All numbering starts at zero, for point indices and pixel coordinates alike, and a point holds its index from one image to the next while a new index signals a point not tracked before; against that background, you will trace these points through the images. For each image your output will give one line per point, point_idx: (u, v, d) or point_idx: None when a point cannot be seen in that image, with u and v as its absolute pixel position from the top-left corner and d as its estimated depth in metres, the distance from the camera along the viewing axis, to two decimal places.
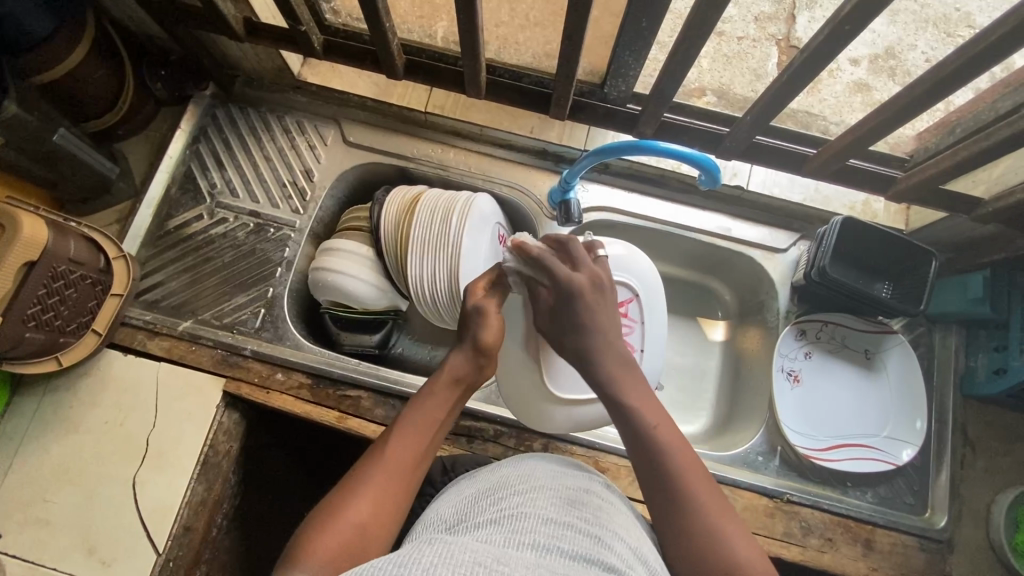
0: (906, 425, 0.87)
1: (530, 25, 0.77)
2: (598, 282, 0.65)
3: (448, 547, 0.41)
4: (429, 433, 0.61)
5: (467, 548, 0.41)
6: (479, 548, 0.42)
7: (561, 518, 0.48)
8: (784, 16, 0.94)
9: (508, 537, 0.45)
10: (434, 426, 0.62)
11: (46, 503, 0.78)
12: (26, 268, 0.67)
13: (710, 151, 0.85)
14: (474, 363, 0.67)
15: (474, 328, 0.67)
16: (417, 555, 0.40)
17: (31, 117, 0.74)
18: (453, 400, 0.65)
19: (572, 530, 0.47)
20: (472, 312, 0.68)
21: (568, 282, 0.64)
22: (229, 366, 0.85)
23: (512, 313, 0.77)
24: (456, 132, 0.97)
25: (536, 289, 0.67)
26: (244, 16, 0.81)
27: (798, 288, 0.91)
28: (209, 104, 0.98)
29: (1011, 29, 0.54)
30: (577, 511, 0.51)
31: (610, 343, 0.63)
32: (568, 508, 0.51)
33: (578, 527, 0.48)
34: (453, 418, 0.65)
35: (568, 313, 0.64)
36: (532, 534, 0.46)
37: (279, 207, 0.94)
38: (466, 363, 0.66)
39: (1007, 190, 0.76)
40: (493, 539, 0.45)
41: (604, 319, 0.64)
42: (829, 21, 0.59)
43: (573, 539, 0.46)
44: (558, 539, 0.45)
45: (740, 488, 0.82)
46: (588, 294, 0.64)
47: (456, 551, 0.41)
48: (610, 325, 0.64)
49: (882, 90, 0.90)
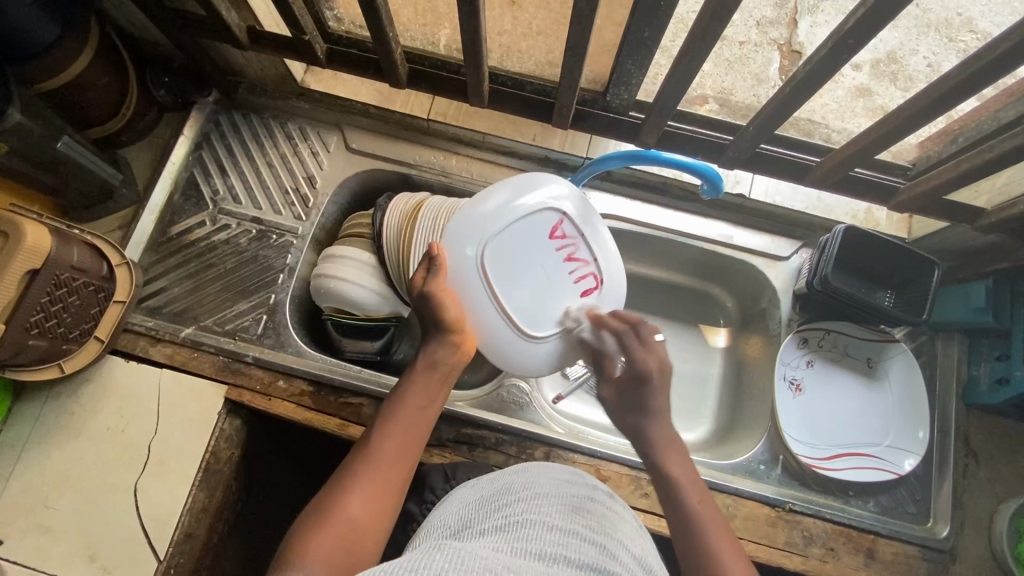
0: (908, 434, 0.86)
1: (533, 34, 0.76)
2: (665, 370, 0.70)
3: (458, 553, 0.41)
4: (416, 423, 0.62)
5: (476, 554, 0.42)
6: (488, 555, 0.42)
7: (566, 526, 0.48)
8: (785, 21, 0.95)
9: (515, 544, 0.45)
10: (417, 415, 0.63)
11: (47, 510, 0.78)
12: (29, 276, 0.67)
13: (712, 160, 0.85)
14: (452, 351, 0.69)
15: (432, 316, 0.69)
16: (428, 560, 0.40)
17: (35, 125, 0.74)
18: (436, 390, 0.66)
19: (578, 538, 0.47)
20: (422, 302, 0.70)
21: (642, 365, 0.69)
22: (231, 373, 0.85)
23: (466, 276, 0.73)
24: (458, 139, 0.97)
25: (607, 365, 0.73)
26: (248, 25, 0.81)
27: (800, 296, 0.91)
28: (212, 110, 0.98)
29: (1015, 43, 0.54)
30: (582, 518, 0.51)
31: (666, 426, 0.69)
32: (572, 515, 0.51)
33: (583, 535, 0.48)
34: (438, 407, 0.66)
35: (636, 392, 0.69)
36: (539, 540, 0.46)
37: (281, 213, 0.94)
38: (445, 352, 0.68)
39: (1010, 201, 0.76)
40: (501, 545, 0.45)
41: (665, 404, 0.70)
42: (833, 34, 0.59)
43: (579, 547, 0.46)
44: (564, 547, 0.45)
45: (742, 497, 0.82)
46: (658, 379, 0.69)
47: (466, 557, 0.41)
48: (667, 408, 0.69)
49: (884, 95, 0.90)
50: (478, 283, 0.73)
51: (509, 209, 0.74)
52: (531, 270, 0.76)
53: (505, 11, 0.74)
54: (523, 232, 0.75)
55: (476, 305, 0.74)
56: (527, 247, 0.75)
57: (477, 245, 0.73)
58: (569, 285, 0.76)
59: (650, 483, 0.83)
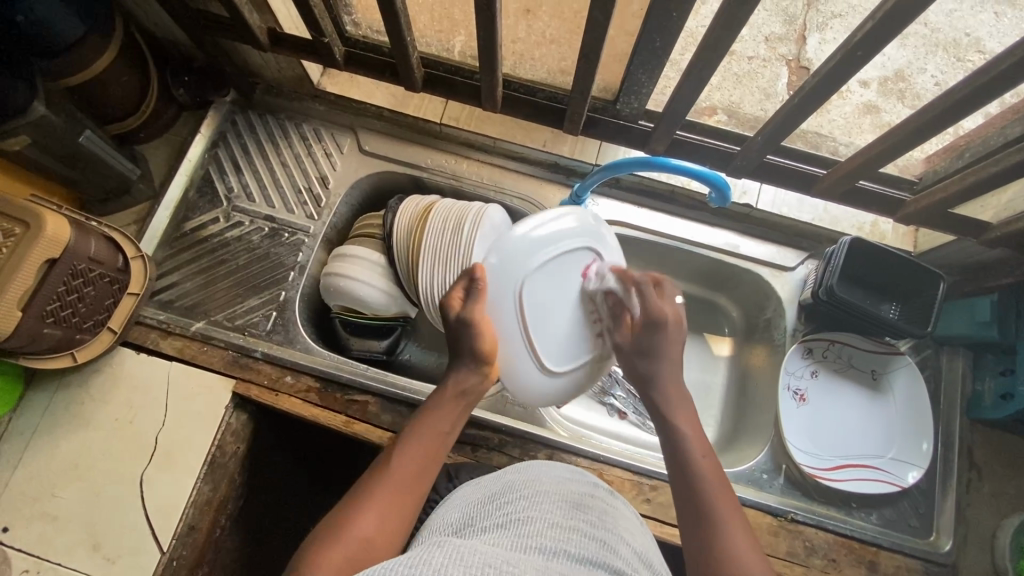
0: (911, 447, 0.86)
1: (546, 43, 0.78)
2: (680, 321, 0.72)
3: (458, 549, 0.42)
4: (435, 445, 0.63)
5: (476, 550, 0.42)
6: (488, 551, 0.43)
7: (566, 522, 0.49)
8: (794, 37, 0.98)
9: (515, 539, 0.46)
10: (438, 438, 0.64)
11: (53, 498, 0.78)
12: (48, 266, 0.68)
13: (719, 170, 0.86)
14: (479, 378, 0.70)
15: (469, 342, 0.69)
16: (429, 556, 0.41)
17: (59, 119, 0.76)
18: (457, 412, 0.67)
19: (579, 535, 0.47)
20: (461, 327, 0.69)
21: (654, 315, 0.70)
22: (239, 368, 0.86)
23: (500, 306, 0.73)
24: (469, 144, 0.99)
25: (621, 311, 0.77)
26: (268, 27, 0.83)
27: (805, 307, 0.91)
28: (229, 110, 1.00)
29: (1018, 59, 0.55)
30: (583, 515, 0.51)
31: (671, 373, 0.71)
32: (573, 512, 0.51)
33: (584, 531, 0.48)
34: (456, 430, 0.67)
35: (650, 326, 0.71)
36: (539, 536, 0.46)
37: (294, 212, 0.96)
38: (473, 376, 0.69)
39: (1015, 215, 0.76)
40: (502, 541, 0.46)
41: (674, 352, 0.71)
42: (840, 47, 0.60)
43: (580, 543, 0.46)
44: (564, 542, 0.46)
45: (745, 505, 0.82)
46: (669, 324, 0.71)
47: (465, 553, 0.41)
48: (677, 358, 0.72)
49: (892, 112, 0.92)
50: (511, 314, 0.73)
51: (547, 245, 0.75)
52: (562, 306, 0.77)
53: (520, 20, 0.76)
54: (559, 267, 0.76)
55: (506, 332, 0.74)
56: (558, 282, 0.77)
57: (517, 278, 0.73)
58: (590, 325, 0.80)
59: (652, 489, 0.83)
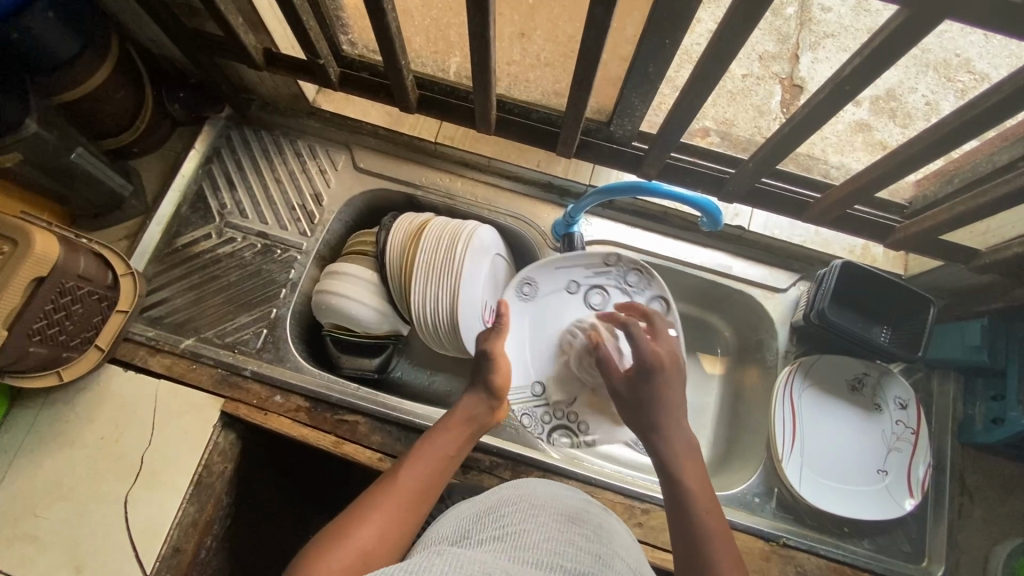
0: (907, 472, 0.85)
1: (541, 65, 0.79)
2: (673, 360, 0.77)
3: (458, 557, 0.42)
4: (437, 468, 0.68)
5: (475, 559, 0.42)
6: (487, 561, 0.42)
7: (562, 536, 0.49)
8: (787, 56, 0.99)
9: (512, 551, 0.45)
10: (444, 460, 0.70)
11: (36, 519, 0.77)
12: (35, 283, 0.68)
13: (712, 193, 0.87)
14: (488, 409, 0.76)
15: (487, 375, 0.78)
16: (427, 564, 0.41)
17: (52, 136, 0.76)
18: (458, 440, 0.72)
19: (574, 548, 0.47)
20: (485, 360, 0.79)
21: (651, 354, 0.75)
22: (228, 387, 0.85)
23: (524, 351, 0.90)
24: (464, 162, 0.99)
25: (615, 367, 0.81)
26: (264, 46, 0.84)
27: (796, 328, 0.92)
28: (224, 125, 1.01)
29: (1006, 95, 0.55)
30: (578, 529, 0.51)
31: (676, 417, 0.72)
32: (569, 526, 0.51)
33: (579, 545, 0.48)
34: (460, 457, 0.72)
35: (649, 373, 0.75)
36: (537, 549, 0.46)
37: (287, 229, 0.95)
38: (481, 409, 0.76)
39: (1003, 243, 0.77)
40: (499, 553, 0.45)
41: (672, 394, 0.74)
42: (829, 81, 0.61)
43: (576, 557, 0.46)
44: (561, 556, 0.45)
45: (737, 530, 0.81)
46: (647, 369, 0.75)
47: (466, 561, 0.42)
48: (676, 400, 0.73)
49: (883, 132, 0.93)
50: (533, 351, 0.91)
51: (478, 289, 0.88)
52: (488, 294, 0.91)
53: (515, 42, 0.77)
54: (813, 403, 0.89)
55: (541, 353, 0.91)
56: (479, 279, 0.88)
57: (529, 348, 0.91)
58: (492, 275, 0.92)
59: (644, 513, 0.82)
